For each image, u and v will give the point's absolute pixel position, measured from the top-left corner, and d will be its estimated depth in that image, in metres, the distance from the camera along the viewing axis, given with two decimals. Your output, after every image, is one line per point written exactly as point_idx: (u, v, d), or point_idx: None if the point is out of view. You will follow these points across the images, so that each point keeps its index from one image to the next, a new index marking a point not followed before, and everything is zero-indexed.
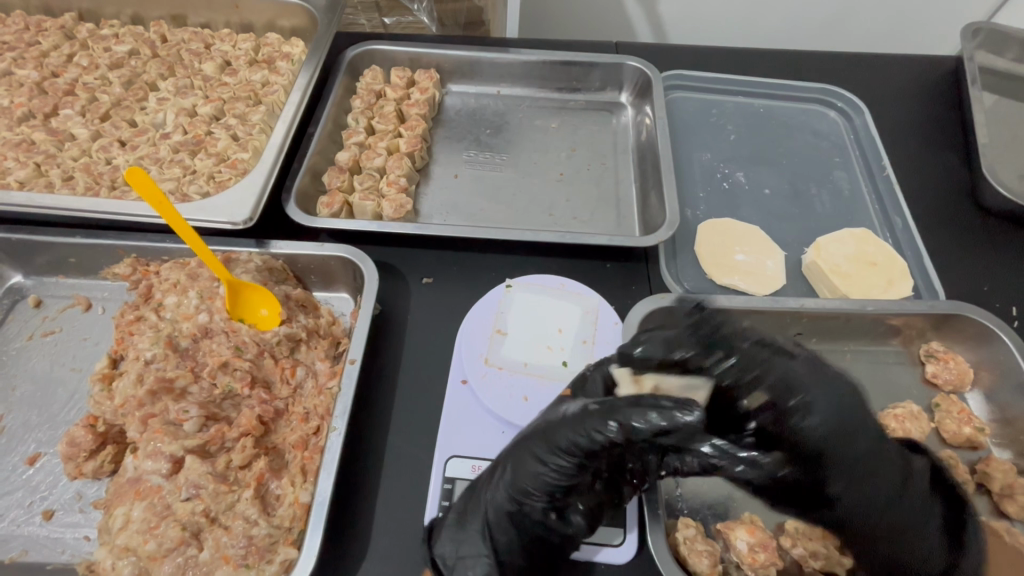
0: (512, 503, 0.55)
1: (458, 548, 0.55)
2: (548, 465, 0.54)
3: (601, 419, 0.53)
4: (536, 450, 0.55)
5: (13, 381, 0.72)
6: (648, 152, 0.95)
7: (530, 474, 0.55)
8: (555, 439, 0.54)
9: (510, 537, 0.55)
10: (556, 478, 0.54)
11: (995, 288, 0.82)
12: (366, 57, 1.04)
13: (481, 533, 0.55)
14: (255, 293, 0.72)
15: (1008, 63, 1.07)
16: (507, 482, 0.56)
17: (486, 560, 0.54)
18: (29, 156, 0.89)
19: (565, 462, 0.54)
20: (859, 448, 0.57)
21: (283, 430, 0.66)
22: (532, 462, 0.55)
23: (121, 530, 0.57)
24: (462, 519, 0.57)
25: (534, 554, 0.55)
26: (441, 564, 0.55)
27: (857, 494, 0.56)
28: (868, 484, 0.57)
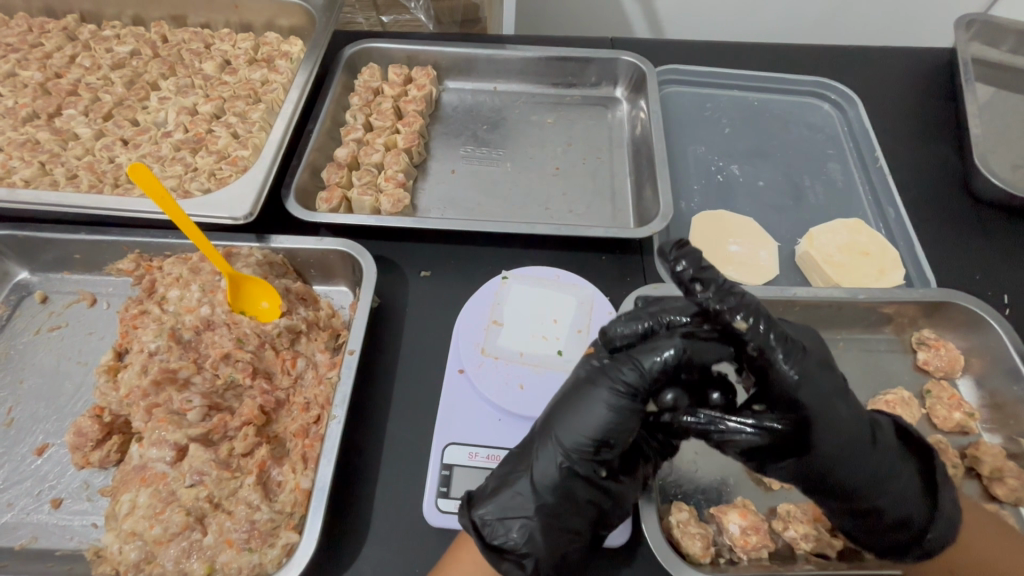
0: (558, 462, 0.56)
1: (499, 508, 0.56)
2: (598, 416, 0.55)
3: (633, 363, 0.55)
4: (582, 404, 0.56)
5: (21, 374, 0.73)
6: (642, 146, 0.96)
7: (580, 421, 0.56)
8: (601, 388, 0.56)
9: (556, 496, 0.56)
10: (606, 430, 0.55)
11: (986, 275, 0.82)
12: (363, 55, 1.05)
13: (523, 495, 0.56)
14: (256, 286, 0.73)
15: (1003, 54, 1.07)
16: (554, 439, 0.57)
17: (528, 521, 0.56)
18: (34, 155, 0.90)
19: (614, 411, 0.55)
20: (836, 401, 0.55)
21: (284, 420, 0.67)
22: (578, 417, 0.56)
23: (128, 515, 0.59)
24: (503, 480, 0.58)
25: (580, 516, 0.56)
26: (481, 526, 0.56)
27: (856, 454, 0.55)
28: (844, 441, 0.55)
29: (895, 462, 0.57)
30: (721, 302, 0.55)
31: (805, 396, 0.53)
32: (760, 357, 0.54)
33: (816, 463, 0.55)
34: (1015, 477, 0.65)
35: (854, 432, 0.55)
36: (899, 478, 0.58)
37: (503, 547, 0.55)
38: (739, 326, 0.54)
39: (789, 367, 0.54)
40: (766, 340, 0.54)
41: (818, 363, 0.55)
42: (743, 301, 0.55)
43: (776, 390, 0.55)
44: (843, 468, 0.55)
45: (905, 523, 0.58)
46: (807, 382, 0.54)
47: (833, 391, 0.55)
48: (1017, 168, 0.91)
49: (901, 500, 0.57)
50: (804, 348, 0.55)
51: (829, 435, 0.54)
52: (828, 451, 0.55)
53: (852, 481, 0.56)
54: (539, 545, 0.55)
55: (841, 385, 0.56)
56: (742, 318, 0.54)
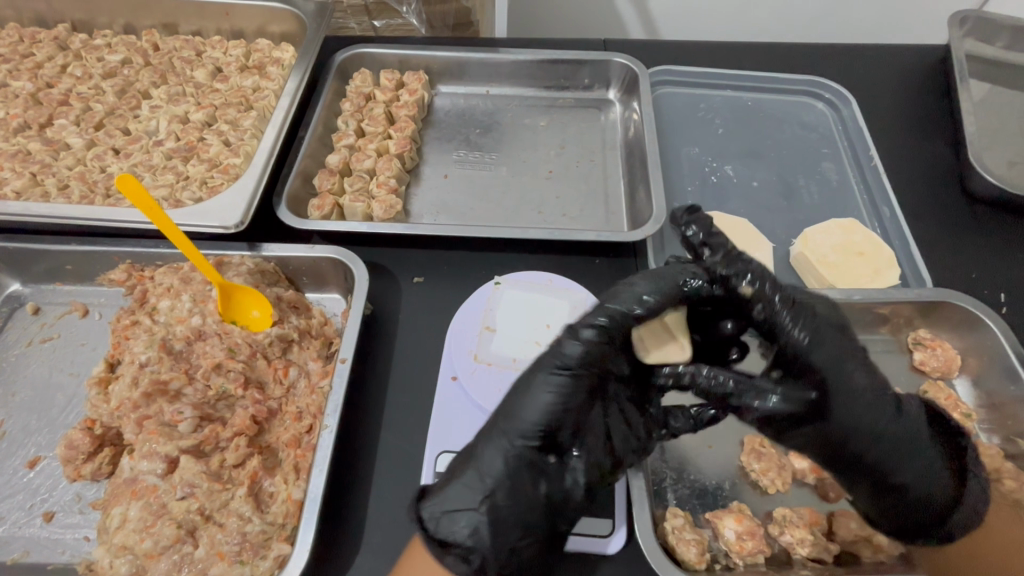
0: (505, 451, 0.57)
1: (445, 502, 0.56)
2: (540, 399, 0.58)
3: (571, 340, 0.59)
4: (528, 390, 0.59)
5: (13, 386, 0.73)
6: (635, 148, 0.96)
7: (526, 406, 0.58)
8: (540, 373, 0.59)
9: (503, 488, 0.55)
10: (549, 412, 0.57)
11: (982, 274, 0.82)
12: (355, 60, 1.05)
13: (472, 486, 0.56)
14: (247, 295, 0.73)
15: (997, 51, 1.07)
16: (497, 429, 0.58)
17: (475, 513, 0.55)
18: (25, 166, 0.90)
19: (554, 391, 0.58)
20: (849, 366, 0.61)
21: (276, 429, 0.67)
22: (523, 402, 0.58)
23: (119, 529, 0.59)
24: (450, 475, 0.58)
25: (530, 511, 0.55)
26: (427, 519, 0.56)
27: (883, 429, 0.60)
28: (868, 406, 0.60)
29: (920, 439, 0.61)
30: (727, 268, 0.64)
31: (817, 357, 0.60)
32: (766, 320, 0.63)
33: (834, 430, 0.60)
34: (1013, 478, 0.64)
35: (874, 398, 0.60)
36: (924, 457, 0.61)
37: (449, 539, 0.54)
38: (744, 291, 0.63)
39: (797, 332, 0.61)
40: (772, 304, 0.62)
41: (828, 329, 0.62)
42: (748, 268, 0.63)
43: (788, 352, 0.62)
44: (867, 437, 0.60)
45: (930, 502, 0.61)
46: (818, 344, 0.61)
47: (840, 355, 0.61)
48: (1013, 164, 0.91)
49: (927, 480, 0.61)
50: (813, 315, 0.62)
51: (844, 399, 0.60)
52: (846, 418, 0.60)
53: (881, 452, 0.60)
54: (485, 539, 0.54)
55: (856, 352, 0.62)
56: (746, 284, 0.63)
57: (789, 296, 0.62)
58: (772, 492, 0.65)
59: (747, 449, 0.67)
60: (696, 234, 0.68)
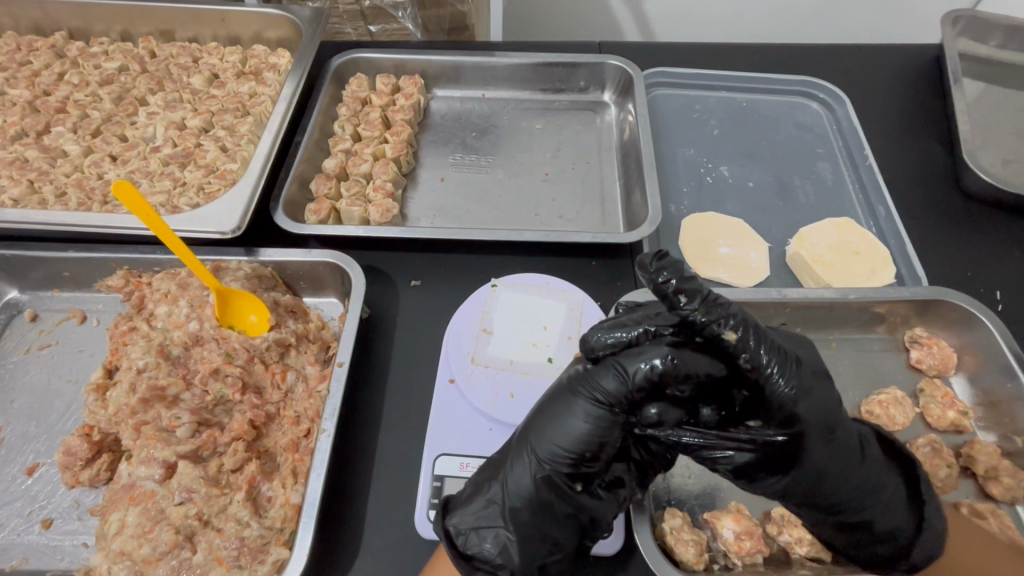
0: (535, 472, 0.55)
1: (474, 517, 0.56)
2: (573, 427, 0.54)
3: (615, 371, 0.54)
4: (560, 414, 0.55)
5: (11, 393, 0.73)
6: (631, 149, 0.96)
7: (561, 431, 0.54)
8: (578, 398, 0.55)
9: (531, 508, 0.55)
10: (580, 442, 0.54)
11: (978, 271, 0.82)
12: (351, 65, 1.05)
13: (499, 504, 0.56)
14: (244, 300, 0.73)
15: (991, 50, 1.07)
16: (530, 449, 0.56)
17: (502, 531, 0.55)
18: (23, 173, 0.91)
19: (591, 421, 0.54)
20: (830, 413, 0.54)
21: (274, 434, 0.67)
22: (557, 427, 0.55)
23: (117, 535, 0.59)
24: (478, 490, 0.58)
25: (558, 531, 0.55)
26: (455, 535, 0.55)
27: (851, 473, 0.55)
28: (839, 451, 0.54)
29: (882, 475, 0.57)
30: (709, 317, 0.52)
31: (798, 408, 0.52)
32: (751, 372, 0.52)
33: (804, 479, 0.54)
34: (1010, 476, 0.65)
35: (849, 442, 0.55)
36: (886, 491, 0.57)
37: (476, 557, 0.55)
38: (728, 340, 0.51)
39: (779, 380, 0.52)
40: (758, 356, 0.52)
41: (811, 376, 0.55)
42: (730, 316, 0.52)
43: (773, 407, 0.53)
44: (838, 483, 0.54)
45: (891, 534, 0.57)
46: (803, 397, 0.53)
47: (821, 400, 0.54)
48: (1007, 163, 0.91)
49: (889, 513, 0.57)
50: (796, 360, 0.54)
51: (817, 450, 0.53)
52: (825, 467, 0.54)
53: (842, 495, 0.55)
54: (512, 557, 0.54)
55: (836, 400, 0.56)
56: (731, 330, 0.52)
57: (774, 343, 0.53)
58: None
59: None
60: (676, 283, 0.52)
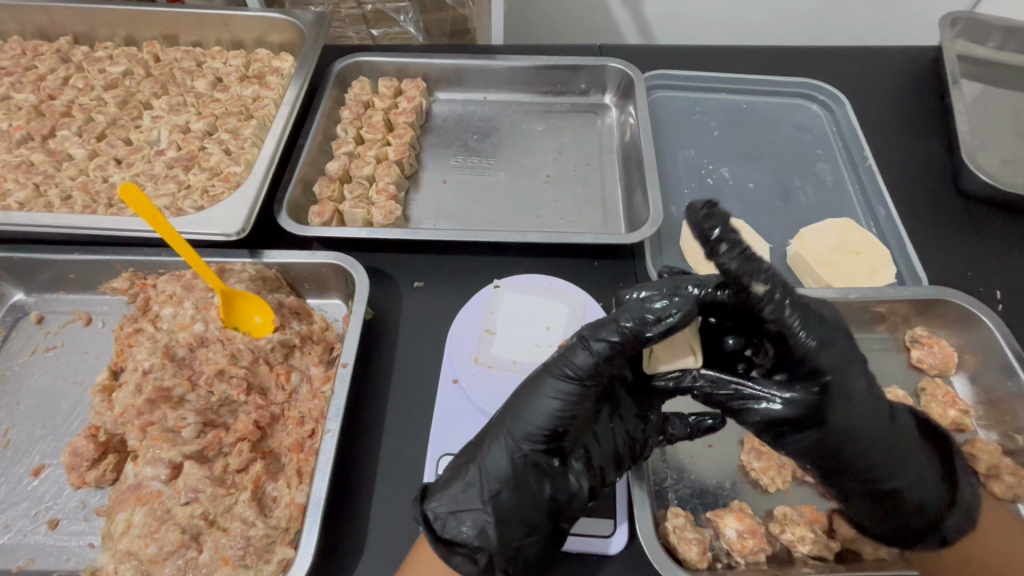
0: (510, 453, 0.56)
1: (452, 501, 0.56)
2: (547, 404, 0.56)
3: (585, 347, 0.56)
4: (533, 394, 0.57)
5: (17, 395, 0.74)
6: (632, 151, 0.97)
7: (535, 411, 0.56)
8: (549, 378, 0.57)
9: (508, 487, 0.55)
10: (554, 418, 0.56)
11: (978, 271, 0.83)
12: (354, 69, 1.06)
13: (476, 486, 0.56)
14: (248, 301, 0.74)
15: (989, 51, 1.08)
16: (505, 431, 0.57)
17: (481, 515, 0.55)
18: (28, 177, 0.91)
19: (561, 398, 0.56)
20: (857, 375, 0.55)
21: (279, 435, 0.68)
22: (529, 407, 0.56)
23: (124, 535, 0.59)
24: (456, 474, 0.58)
25: (535, 510, 0.55)
26: (434, 520, 0.55)
27: (882, 434, 0.56)
28: (868, 412, 0.55)
29: (909, 446, 0.59)
30: (742, 269, 0.52)
31: (823, 362, 0.54)
32: (774, 323, 0.54)
33: (841, 437, 0.55)
34: (1011, 474, 0.65)
35: (876, 402, 0.56)
36: (912, 463, 0.59)
37: (455, 541, 0.54)
38: (756, 292, 0.53)
39: (805, 337, 0.53)
40: (784, 310, 0.53)
41: (837, 332, 0.55)
42: (762, 269, 0.53)
43: (798, 359, 0.54)
44: (870, 446, 0.56)
45: (921, 508, 0.60)
46: (829, 350, 0.54)
47: (849, 360, 0.55)
48: (1006, 163, 0.92)
49: (916, 484, 0.59)
50: (822, 316, 0.55)
51: (849, 407, 0.55)
52: (852, 428, 0.55)
53: (879, 460, 0.57)
54: (490, 538, 0.54)
55: (858, 355, 0.56)
56: (760, 282, 0.53)
57: (796, 297, 0.54)
58: (773, 491, 0.66)
59: (747, 448, 0.68)
60: (719, 233, 0.52)
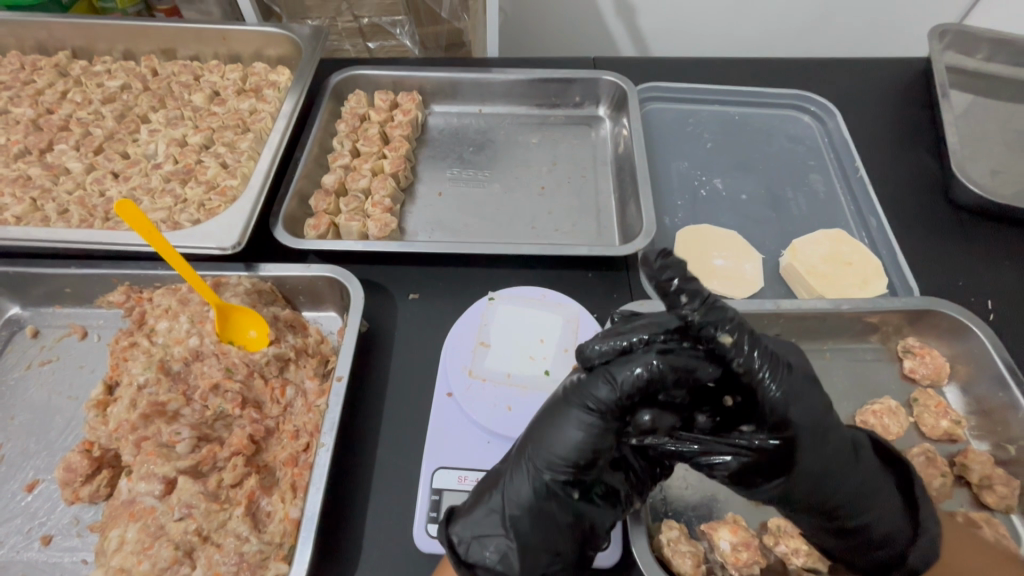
0: (533, 481, 0.55)
1: (475, 525, 0.56)
2: (570, 435, 0.54)
3: (605, 378, 0.53)
4: (555, 423, 0.55)
5: (11, 410, 0.74)
6: (625, 163, 0.98)
7: (557, 441, 0.54)
8: (571, 407, 0.55)
9: (531, 515, 0.55)
10: (577, 450, 0.54)
11: (969, 281, 0.83)
12: (350, 82, 1.07)
13: (499, 512, 0.56)
14: (244, 315, 0.74)
15: (977, 63, 1.09)
16: (528, 460, 0.56)
17: (504, 541, 0.55)
18: (25, 191, 0.92)
19: (584, 429, 0.54)
20: (823, 421, 0.53)
21: (274, 449, 0.68)
22: (551, 437, 0.55)
23: (117, 551, 0.59)
24: (478, 499, 0.58)
25: (558, 539, 0.55)
26: (457, 544, 0.56)
27: (848, 478, 0.55)
28: (833, 454, 0.54)
29: (876, 482, 0.57)
30: (705, 318, 0.51)
31: (789, 413, 0.52)
32: (745, 375, 0.51)
33: (806, 483, 0.54)
34: (1004, 484, 0.65)
35: (843, 447, 0.55)
36: (879, 497, 0.57)
37: (477, 564, 0.55)
38: (724, 343, 0.51)
39: (769, 384, 0.51)
40: (751, 360, 0.51)
41: (803, 380, 0.53)
42: (728, 318, 0.51)
43: (763, 409, 0.53)
44: (837, 488, 0.54)
45: (889, 541, 0.57)
46: (794, 401, 0.52)
47: (813, 407, 0.53)
48: (996, 174, 0.93)
49: (887, 518, 0.57)
50: (788, 364, 0.53)
51: (817, 454, 0.53)
52: (820, 474, 0.53)
53: (845, 499, 0.55)
54: (513, 565, 0.54)
55: (822, 399, 0.54)
56: (725, 333, 0.51)
57: (765, 346, 0.52)
58: (767, 502, 0.66)
59: None
60: (678, 282, 0.51)
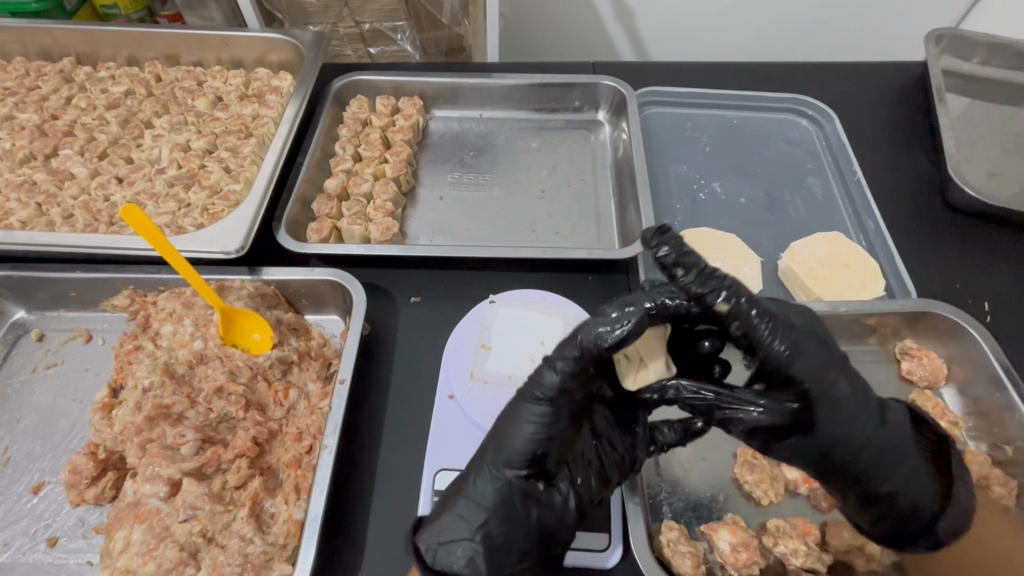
0: (495, 480, 0.57)
1: (441, 532, 0.56)
2: (524, 429, 0.57)
3: (551, 370, 0.57)
4: (510, 420, 0.58)
5: (17, 413, 0.75)
6: (625, 167, 0.98)
7: (514, 436, 0.57)
8: (523, 403, 0.58)
9: (496, 514, 0.56)
10: (530, 441, 0.56)
11: (966, 283, 0.84)
12: (352, 87, 1.08)
13: (463, 516, 0.56)
14: (248, 319, 0.75)
15: (974, 67, 1.10)
16: (488, 461, 0.58)
17: (471, 544, 0.55)
18: (31, 196, 0.93)
19: (535, 421, 0.56)
20: (838, 380, 0.56)
21: (277, 451, 0.68)
22: (507, 433, 0.57)
23: (123, 553, 0.60)
24: (444, 506, 0.58)
25: (524, 533, 0.55)
26: (425, 552, 0.56)
27: (874, 438, 0.58)
28: (855, 415, 0.56)
29: (903, 447, 0.60)
30: (704, 288, 0.54)
31: (799, 370, 0.54)
32: (746, 336, 0.55)
33: (821, 444, 0.57)
34: (1002, 485, 0.66)
35: (864, 407, 0.57)
36: (907, 462, 0.60)
37: (445, 571, 0.55)
38: (723, 307, 0.54)
39: (776, 343, 0.54)
40: (755, 322, 0.54)
41: (809, 338, 0.56)
42: (725, 285, 0.54)
43: (773, 369, 0.55)
44: (860, 449, 0.57)
45: (916, 509, 0.61)
46: (801, 358, 0.55)
47: (827, 365, 0.56)
48: (993, 176, 0.94)
49: (909, 483, 0.60)
50: (791, 324, 0.56)
51: (835, 412, 0.56)
52: (840, 434, 0.56)
53: (870, 464, 0.58)
54: (481, 566, 0.54)
55: (839, 359, 0.57)
56: (724, 300, 0.54)
57: (765, 306, 0.55)
58: (766, 503, 0.66)
59: (739, 461, 0.68)
60: (673, 257, 0.55)
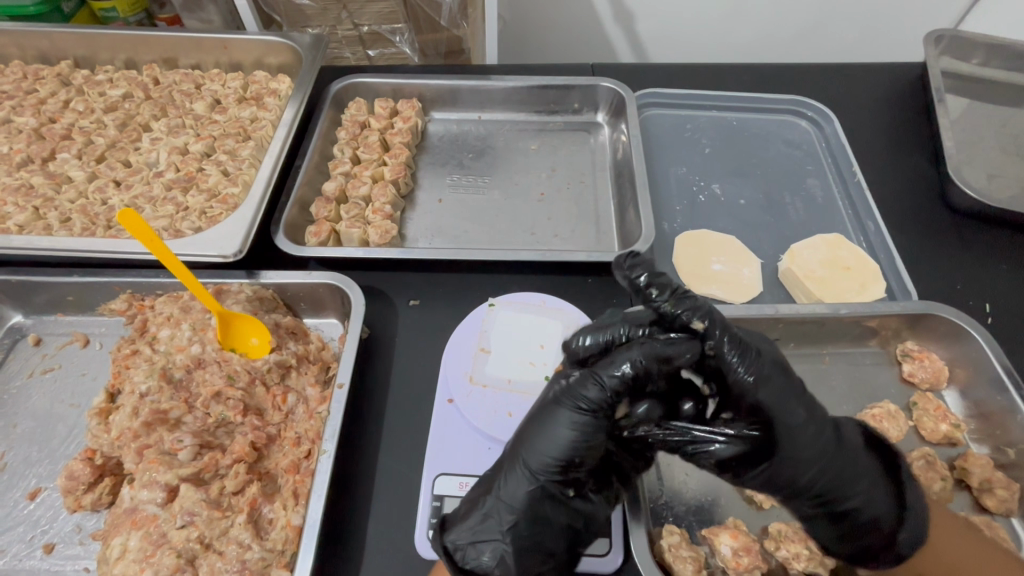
0: (527, 484, 0.55)
1: (471, 532, 0.56)
2: (562, 438, 0.54)
3: (596, 380, 0.54)
4: (547, 425, 0.55)
5: (14, 418, 0.74)
6: (624, 169, 0.98)
7: (553, 443, 0.54)
8: (564, 408, 0.54)
9: (526, 517, 0.55)
10: (570, 450, 0.54)
11: (967, 285, 0.84)
12: (350, 90, 1.07)
13: (494, 517, 0.56)
14: (246, 323, 0.74)
15: (973, 68, 1.10)
16: (521, 464, 0.56)
17: (500, 546, 0.55)
18: (28, 200, 0.92)
19: (577, 430, 0.54)
20: (796, 405, 0.53)
21: (275, 456, 0.68)
22: (544, 439, 0.55)
23: (119, 559, 0.59)
24: (472, 506, 0.58)
25: (554, 537, 0.56)
26: (453, 551, 0.56)
27: (832, 462, 0.55)
28: (812, 440, 0.53)
29: (857, 469, 0.57)
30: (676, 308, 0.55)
31: (764, 397, 0.52)
32: (714, 359, 0.53)
33: (787, 470, 0.54)
34: (1004, 488, 0.65)
35: (821, 430, 0.55)
36: (862, 483, 0.57)
37: (475, 570, 0.55)
38: (698, 328, 0.54)
39: (743, 370, 0.52)
40: (722, 345, 0.53)
41: (773, 364, 0.54)
42: (698, 307, 0.55)
43: (739, 396, 0.53)
44: (818, 474, 0.54)
45: (876, 526, 0.58)
46: (765, 384, 0.52)
47: (786, 390, 0.53)
48: (992, 177, 0.93)
49: (871, 501, 0.57)
50: (761, 350, 0.54)
51: (793, 440, 0.53)
52: (799, 460, 0.53)
53: (831, 485, 0.55)
54: (511, 568, 0.54)
55: (798, 386, 0.55)
56: (699, 319, 0.54)
57: (735, 332, 0.54)
58: (767, 507, 0.66)
59: None
60: (646, 278, 0.58)
